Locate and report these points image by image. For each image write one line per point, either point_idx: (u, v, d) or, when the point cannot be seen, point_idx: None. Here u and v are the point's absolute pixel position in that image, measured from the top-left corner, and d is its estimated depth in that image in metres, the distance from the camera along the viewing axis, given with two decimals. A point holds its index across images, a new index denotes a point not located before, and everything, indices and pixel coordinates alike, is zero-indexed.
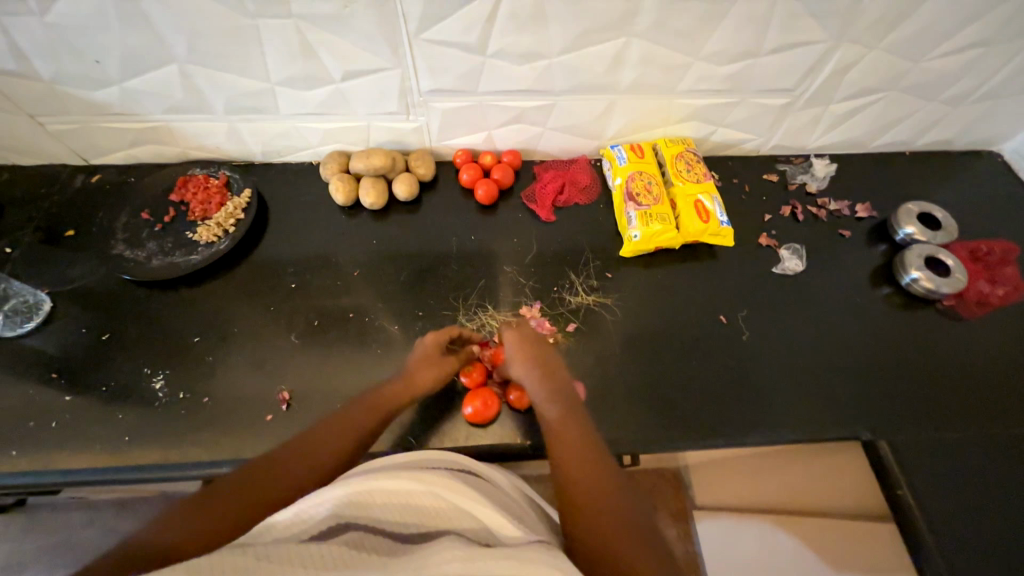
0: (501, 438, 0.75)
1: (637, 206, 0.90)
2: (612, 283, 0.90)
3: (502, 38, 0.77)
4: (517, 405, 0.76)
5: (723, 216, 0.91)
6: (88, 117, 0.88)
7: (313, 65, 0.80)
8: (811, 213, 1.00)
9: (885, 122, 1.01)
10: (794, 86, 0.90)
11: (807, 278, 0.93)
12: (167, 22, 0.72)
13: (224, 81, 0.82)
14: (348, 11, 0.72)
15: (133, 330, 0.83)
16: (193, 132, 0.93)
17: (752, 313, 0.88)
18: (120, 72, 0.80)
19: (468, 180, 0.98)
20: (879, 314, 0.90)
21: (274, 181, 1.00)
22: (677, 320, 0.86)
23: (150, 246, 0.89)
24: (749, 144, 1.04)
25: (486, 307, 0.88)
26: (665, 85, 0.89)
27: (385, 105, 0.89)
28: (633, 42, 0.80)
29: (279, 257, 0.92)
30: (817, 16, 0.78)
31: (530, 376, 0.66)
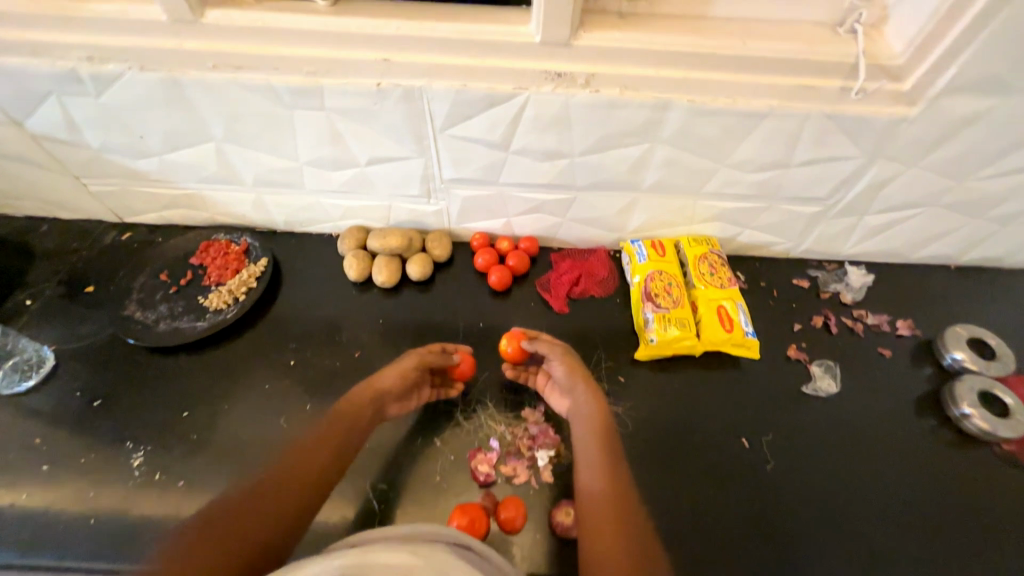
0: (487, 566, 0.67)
1: (654, 308, 0.86)
2: (624, 389, 0.83)
3: (526, 137, 0.78)
4: (508, 526, 0.69)
5: (748, 326, 0.85)
6: (128, 182, 0.92)
7: (340, 150, 0.83)
8: (845, 325, 0.93)
9: (926, 235, 0.96)
10: (826, 196, 0.87)
11: (842, 401, 0.84)
12: (208, 107, 0.76)
13: (255, 159, 0.85)
14: (377, 106, 0.74)
15: (126, 396, 0.82)
16: (222, 200, 0.96)
17: (779, 438, 0.79)
18: (161, 146, 0.84)
19: (484, 264, 0.97)
20: (927, 451, 0.80)
21: (292, 250, 1.01)
22: (693, 439, 0.78)
23: (160, 309, 0.89)
24: (777, 246, 1.00)
25: (486, 404, 0.81)
26: (689, 187, 0.87)
27: (407, 189, 0.90)
28: (657, 147, 0.79)
29: (284, 329, 0.91)
30: (850, 135, 0.75)
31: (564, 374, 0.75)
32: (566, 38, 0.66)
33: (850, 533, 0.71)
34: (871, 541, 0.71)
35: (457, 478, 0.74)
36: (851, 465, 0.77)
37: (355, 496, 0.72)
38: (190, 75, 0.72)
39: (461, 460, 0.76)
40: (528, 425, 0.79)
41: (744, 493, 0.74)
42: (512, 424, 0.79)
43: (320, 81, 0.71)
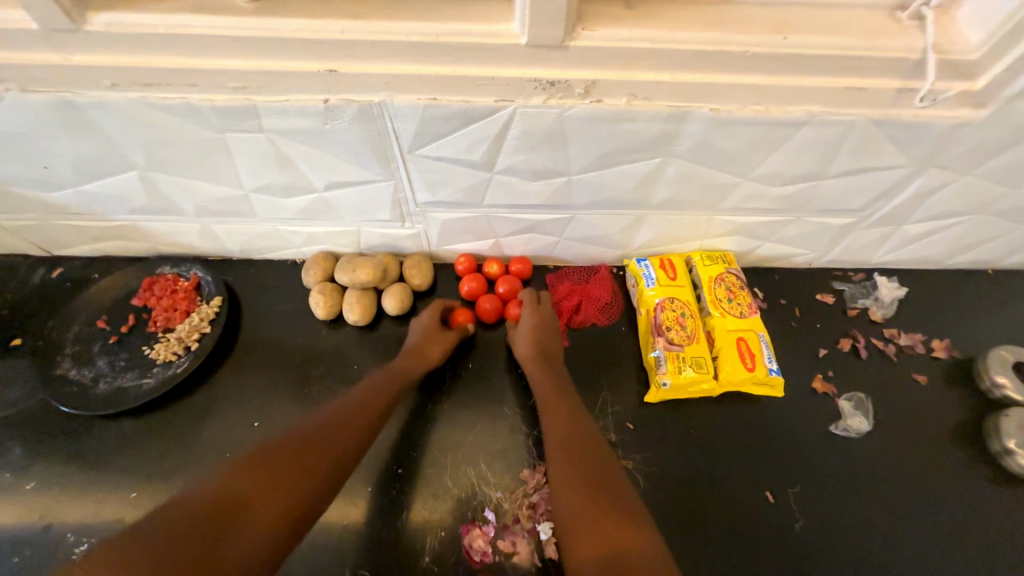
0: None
1: (666, 344, 0.75)
2: (633, 438, 0.74)
3: (513, 156, 0.65)
4: None
5: (771, 360, 0.76)
6: (46, 215, 0.78)
7: (291, 175, 0.69)
8: (876, 348, 0.84)
9: (969, 242, 0.85)
10: (861, 207, 0.75)
11: (873, 439, 0.76)
12: (119, 133, 0.62)
13: (190, 187, 0.71)
14: (329, 126, 0.60)
15: (68, 473, 0.72)
16: (163, 231, 0.82)
17: (806, 489, 0.71)
18: (74, 177, 0.70)
19: (472, 291, 0.85)
20: (965, 493, 0.73)
21: (251, 282, 0.88)
22: (712, 494, 0.71)
23: (100, 364, 0.77)
24: (800, 257, 0.89)
25: (480, 463, 0.73)
26: (705, 203, 0.74)
27: (376, 213, 0.77)
28: (670, 162, 0.66)
29: (247, 379, 0.80)
30: (901, 143, 0.63)
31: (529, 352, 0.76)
32: (560, 39, 0.51)
33: None
34: None
35: (450, 556, 0.67)
36: (884, 515, 0.70)
37: None
38: (89, 97, 0.57)
39: (454, 534, 0.68)
40: (528, 490, 0.71)
41: (768, 557, 0.67)
42: (511, 489, 0.71)
43: (254, 100, 0.57)
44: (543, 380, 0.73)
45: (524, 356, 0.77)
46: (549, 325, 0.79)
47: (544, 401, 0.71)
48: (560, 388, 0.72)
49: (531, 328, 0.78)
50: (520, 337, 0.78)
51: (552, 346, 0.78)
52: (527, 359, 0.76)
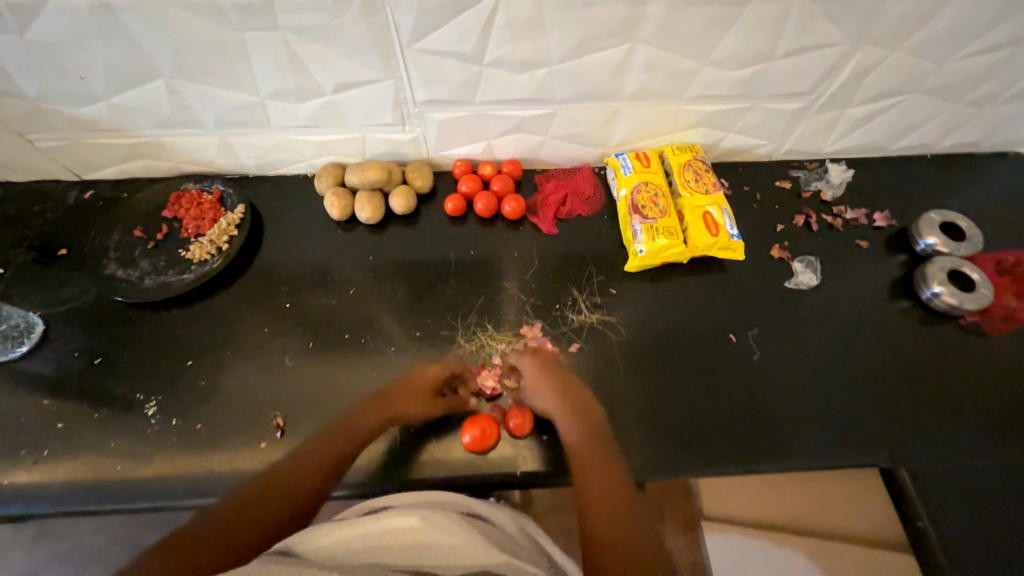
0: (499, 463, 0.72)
1: (642, 219, 0.86)
2: (616, 300, 0.86)
3: (500, 46, 0.74)
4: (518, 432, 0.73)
5: (733, 228, 0.87)
6: (78, 134, 0.86)
7: (303, 78, 0.77)
8: (826, 222, 0.96)
9: (907, 125, 0.96)
10: (809, 90, 0.85)
11: (821, 292, 0.88)
12: (149, 37, 0.70)
13: (212, 96, 0.80)
14: (337, 21, 0.69)
15: (126, 353, 0.82)
16: (185, 147, 0.90)
17: (764, 331, 0.84)
18: (106, 88, 0.77)
19: (469, 192, 0.95)
20: (899, 331, 0.86)
21: (268, 195, 0.97)
22: (684, 339, 0.83)
23: (143, 265, 0.87)
24: (760, 149, 0.99)
25: (486, 326, 0.85)
26: (672, 92, 0.84)
27: (379, 116, 0.85)
28: (637, 48, 0.76)
29: (275, 274, 0.90)
30: (836, 18, 0.73)
31: (550, 403, 0.77)
32: None
33: (831, 407, 0.78)
34: (850, 413, 0.78)
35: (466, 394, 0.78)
36: (828, 349, 0.83)
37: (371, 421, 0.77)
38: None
39: (468, 380, 0.80)
40: (526, 341, 0.83)
41: (732, 382, 0.80)
42: (514, 342, 0.83)
43: None
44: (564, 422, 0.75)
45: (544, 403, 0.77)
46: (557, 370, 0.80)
47: (573, 446, 0.73)
48: (585, 418, 0.76)
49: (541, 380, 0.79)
50: (532, 387, 0.79)
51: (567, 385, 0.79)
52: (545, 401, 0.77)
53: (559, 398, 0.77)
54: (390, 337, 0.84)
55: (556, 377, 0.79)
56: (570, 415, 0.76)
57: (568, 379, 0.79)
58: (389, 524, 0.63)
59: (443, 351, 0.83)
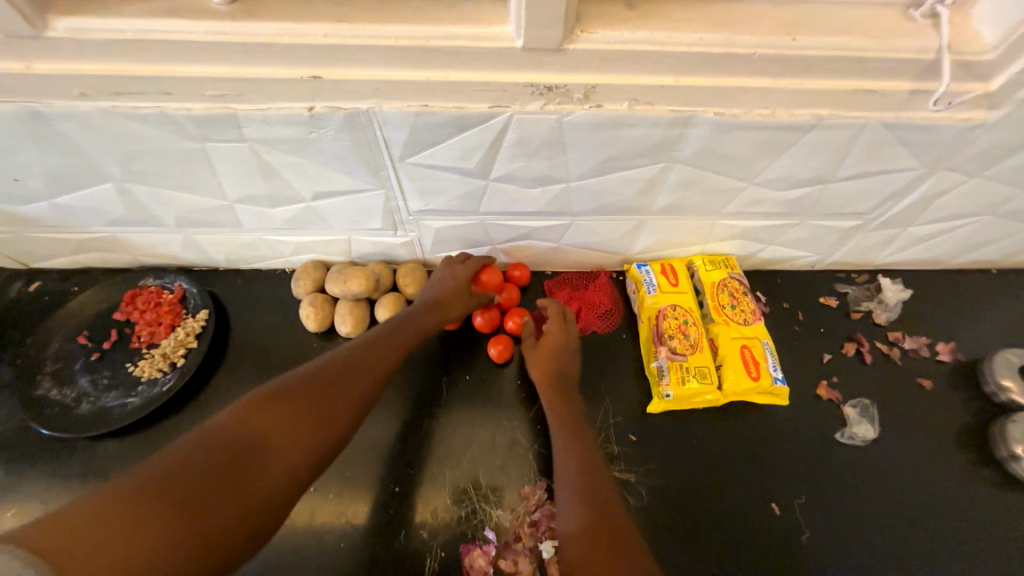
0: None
1: (669, 353, 0.73)
2: (636, 450, 0.73)
3: (509, 163, 0.62)
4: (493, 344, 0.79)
5: (776, 368, 0.74)
6: (19, 228, 0.74)
7: (277, 185, 0.66)
8: (879, 351, 0.82)
9: (975, 243, 0.83)
10: (867, 211, 0.73)
11: (878, 446, 0.75)
12: (91, 145, 0.58)
13: (170, 198, 0.68)
14: (315, 135, 0.57)
15: (49, 498, 0.69)
16: (144, 242, 0.79)
17: (813, 500, 0.70)
18: (46, 189, 0.66)
19: (488, 284, 0.80)
20: (974, 500, 0.72)
21: (238, 293, 0.85)
22: (718, 506, 0.69)
23: (81, 383, 0.74)
24: (803, 260, 0.87)
25: (479, 478, 0.71)
26: (707, 209, 0.72)
27: (367, 221, 0.74)
28: (672, 167, 0.64)
29: (238, 394, 0.77)
30: (912, 146, 0.61)
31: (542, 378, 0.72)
32: (558, 42, 0.48)
33: None
34: None
35: None
36: (888, 522, 0.70)
37: None
38: (56, 107, 0.53)
39: (454, 556, 0.66)
40: (529, 507, 0.69)
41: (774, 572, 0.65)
42: (511, 507, 0.69)
43: (233, 108, 0.54)
44: (553, 398, 0.71)
45: (540, 378, 0.72)
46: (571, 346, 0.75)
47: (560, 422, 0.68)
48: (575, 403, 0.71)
49: (546, 351, 0.74)
50: (538, 357, 0.74)
51: (567, 368, 0.73)
52: (543, 373, 0.72)
53: (560, 380, 0.72)
54: (361, 496, 0.70)
55: (558, 352, 0.74)
56: (561, 394, 0.71)
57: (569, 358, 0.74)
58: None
59: (428, 516, 0.68)
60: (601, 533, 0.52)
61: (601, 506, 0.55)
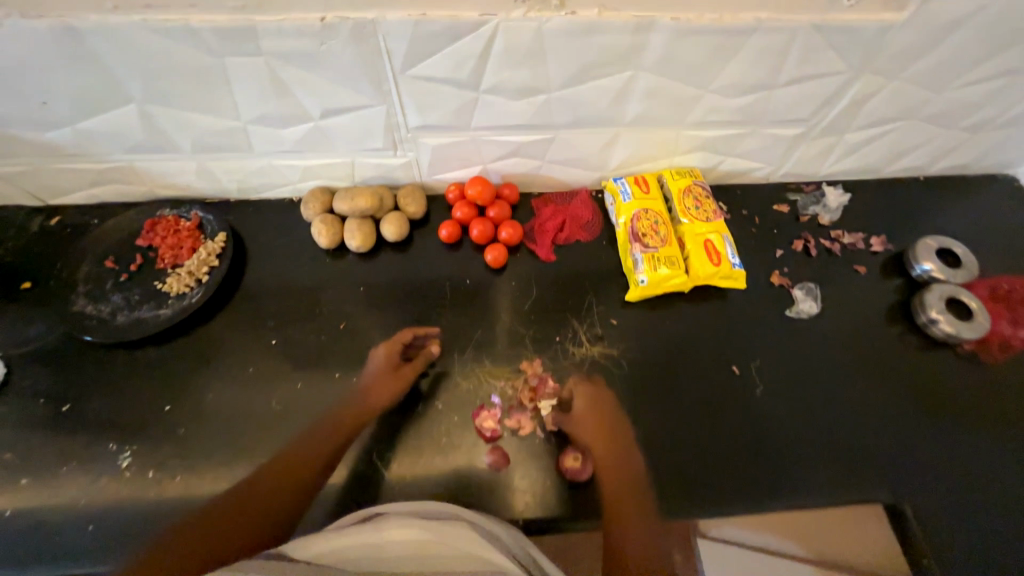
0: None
1: (643, 248, 0.84)
2: (617, 331, 0.84)
3: (497, 73, 0.70)
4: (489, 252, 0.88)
5: (734, 257, 0.86)
6: (41, 159, 0.80)
7: (288, 103, 0.73)
8: (823, 247, 0.95)
9: (902, 149, 0.95)
10: (809, 117, 0.84)
11: (822, 320, 0.88)
12: (120, 63, 0.65)
13: (188, 121, 0.74)
14: (325, 47, 0.64)
15: (98, 398, 0.76)
16: (160, 172, 0.85)
17: (766, 362, 0.83)
18: (71, 113, 0.71)
19: (475, 197, 0.90)
20: (902, 358, 0.85)
21: (250, 221, 0.92)
22: (688, 370, 0.82)
23: (115, 300, 0.81)
24: (758, 173, 0.98)
25: (483, 360, 0.82)
26: (673, 118, 0.82)
27: (370, 141, 0.81)
28: (639, 76, 0.73)
29: (261, 306, 0.85)
30: (838, 48, 0.72)
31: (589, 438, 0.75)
32: None
33: (836, 439, 0.78)
34: (851, 447, 0.77)
35: (464, 438, 0.75)
36: (829, 377, 0.83)
37: (365, 467, 0.73)
38: (90, 22, 0.59)
39: (467, 421, 0.77)
40: (527, 377, 0.80)
41: (734, 418, 0.78)
42: (513, 379, 0.80)
43: (251, 20, 0.61)
44: (603, 451, 0.74)
45: (590, 440, 0.75)
46: (603, 403, 0.78)
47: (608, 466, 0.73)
48: (616, 441, 0.75)
49: (591, 417, 0.77)
50: (582, 425, 0.76)
51: (611, 422, 0.77)
52: (589, 435, 0.75)
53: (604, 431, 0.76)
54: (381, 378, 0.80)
55: (599, 412, 0.77)
56: (609, 444, 0.75)
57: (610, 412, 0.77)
58: (385, 533, 0.59)
59: (441, 390, 0.79)
60: (612, 473, 0.73)
61: (617, 451, 0.74)
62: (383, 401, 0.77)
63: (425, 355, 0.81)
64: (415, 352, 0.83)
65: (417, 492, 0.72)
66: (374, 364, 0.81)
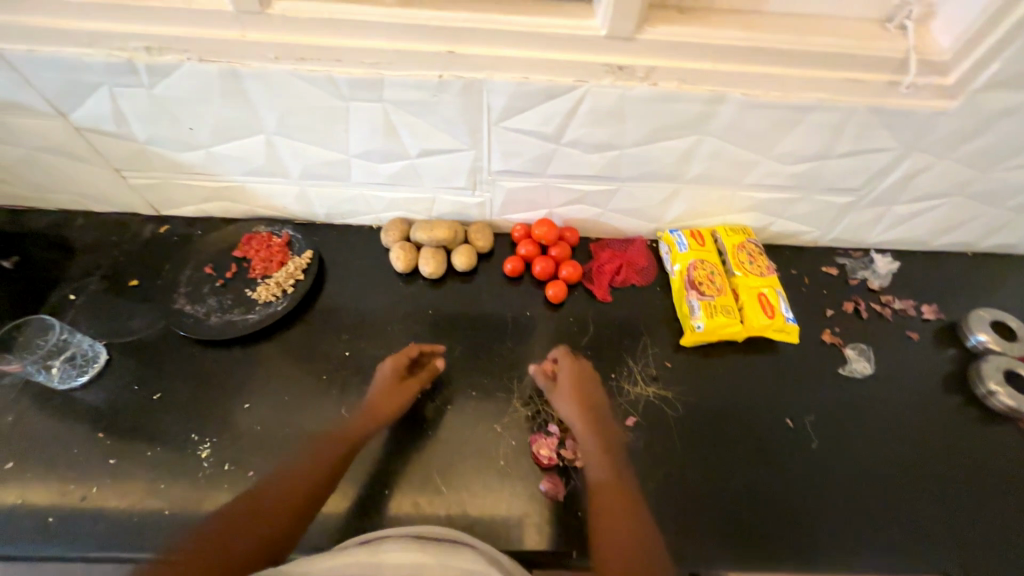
0: (526, 551, 0.70)
1: (700, 295, 0.88)
2: (672, 373, 0.87)
3: (579, 130, 0.79)
4: (551, 288, 0.94)
5: (788, 312, 0.89)
6: (170, 174, 0.91)
7: (393, 143, 0.83)
8: (874, 310, 0.98)
9: (949, 224, 0.99)
10: (860, 187, 0.90)
11: (876, 382, 0.88)
12: (264, 100, 0.76)
13: (303, 151, 0.85)
14: (437, 98, 0.75)
15: (182, 390, 0.82)
16: (264, 193, 0.95)
17: (821, 418, 0.84)
18: (209, 138, 0.83)
19: (541, 237, 0.97)
20: (960, 428, 0.85)
21: (333, 242, 1.01)
22: (743, 419, 0.83)
23: (210, 302, 0.89)
24: (806, 236, 1.03)
25: (541, 390, 0.85)
26: (731, 179, 0.89)
27: (454, 180, 0.90)
28: (706, 140, 0.82)
29: (336, 320, 0.92)
30: (891, 128, 0.79)
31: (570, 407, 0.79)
32: (630, 32, 0.68)
33: (894, 505, 0.77)
34: (910, 514, 0.76)
35: (520, 465, 0.78)
36: (886, 439, 0.83)
37: (425, 484, 0.76)
38: (251, 67, 0.71)
39: (524, 447, 0.79)
40: None
41: (787, 470, 0.79)
42: None
43: (382, 73, 0.72)
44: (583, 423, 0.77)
45: (572, 413, 0.78)
46: (583, 372, 0.84)
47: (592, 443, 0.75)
48: (598, 416, 0.79)
49: (572, 386, 0.81)
50: (562, 392, 0.81)
51: (592, 393, 0.81)
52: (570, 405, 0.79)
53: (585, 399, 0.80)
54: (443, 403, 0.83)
55: (580, 384, 0.82)
56: (589, 417, 0.78)
57: (595, 388, 0.82)
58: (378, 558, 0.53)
59: (503, 416, 0.82)
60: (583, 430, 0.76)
61: (592, 416, 0.78)
62: (390, 412, 0.78)
63: (432, 369, 0.84)
64: (420, 368, 0.85)
65: (476, 513, 0.73)
66: (380, 376, 0.82)
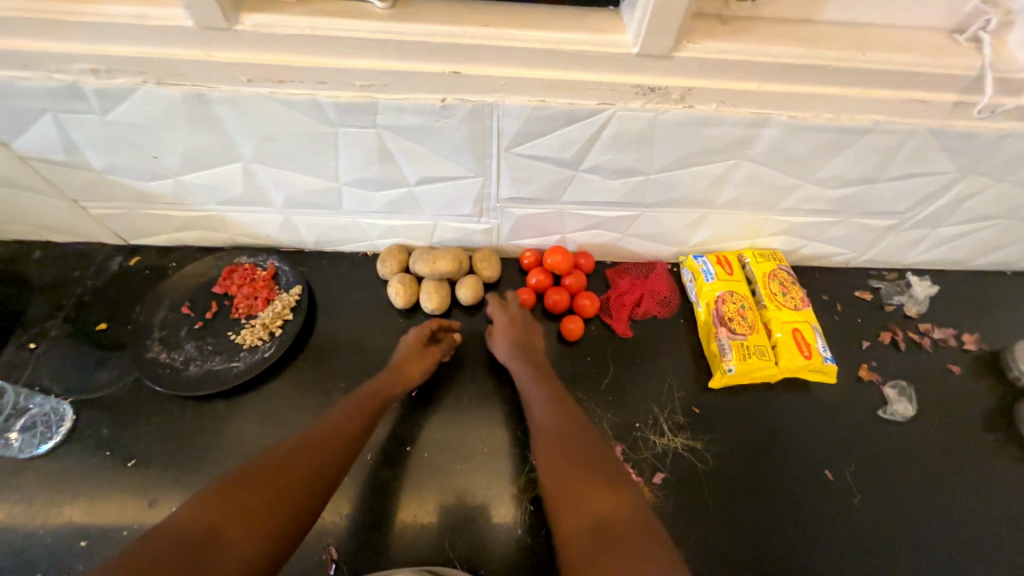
0: None
1: (730, 334, 0.81)
2: (700, 421, 0.80)
3: (601, 155, 0.70)
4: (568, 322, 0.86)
5: (825, 350, 0.82)
6: (136, 204, 0.81)
7: (389, 170, 0.73)
8: (912, 341, 0.91)
9: (993, 245, 0.92)
10: (905, 211, 0.82)
11: (916, 424, 0.82)
12: (238, 126, 0.66)
13: (287, 179, 0.75)
14: (440, 123, 0.65)
15: (161, 452, 0.74)
16: (245, 222, 0.85)
17: (861, 468, 0.77)
18: (179, 167, 0.73)
19: (554, 265, 0.88)
20: (1008, 473, 0.79)
21: (322, 273, 0.91)
22: (778, 471, 0.76)
23: (188, 348, 0.80)
24: (840, 258, 0.95)
25: None
26: (766, 204, 0.80)
27: (458, 208, 0.81)
28: (742, 164, 0.72)
29: (329, 365, 0.83)
30: (950, 152, 0.70)
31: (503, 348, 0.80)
32: (668, 50, 0.58)
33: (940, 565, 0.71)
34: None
35: (537, 530, 0.72)
36: (930, 488, 0.77)
37: (436, 555, 0.70)
38: (221, 92, 0.61)
39: (541, 510, 0.73)
40: None
41: (828, 529, 0.72)
42: None
43: (375, 97, 0.62)
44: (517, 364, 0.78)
45: (504, 352, 0.80)
46: (521, 314, 0.85)
47: (527, 377, 0.76)
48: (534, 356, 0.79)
49: (505, 325, 0.83)
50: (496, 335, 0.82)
51: (528, 335, 0.82)
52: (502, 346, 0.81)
53: (517, 339, 0.81)
54: (452, 463, 0.77)
55: (516, 324, 0.83)
56: (522, 356, 0.79)
57: (529, 328, 0.83)
58: None
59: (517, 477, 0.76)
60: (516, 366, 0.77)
61: (525, 354, 0.79)
62: (416, 376, 0.77)
63: (453, 339, 0.84)
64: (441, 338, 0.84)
65: None
66: (405, 341, 0.81)
